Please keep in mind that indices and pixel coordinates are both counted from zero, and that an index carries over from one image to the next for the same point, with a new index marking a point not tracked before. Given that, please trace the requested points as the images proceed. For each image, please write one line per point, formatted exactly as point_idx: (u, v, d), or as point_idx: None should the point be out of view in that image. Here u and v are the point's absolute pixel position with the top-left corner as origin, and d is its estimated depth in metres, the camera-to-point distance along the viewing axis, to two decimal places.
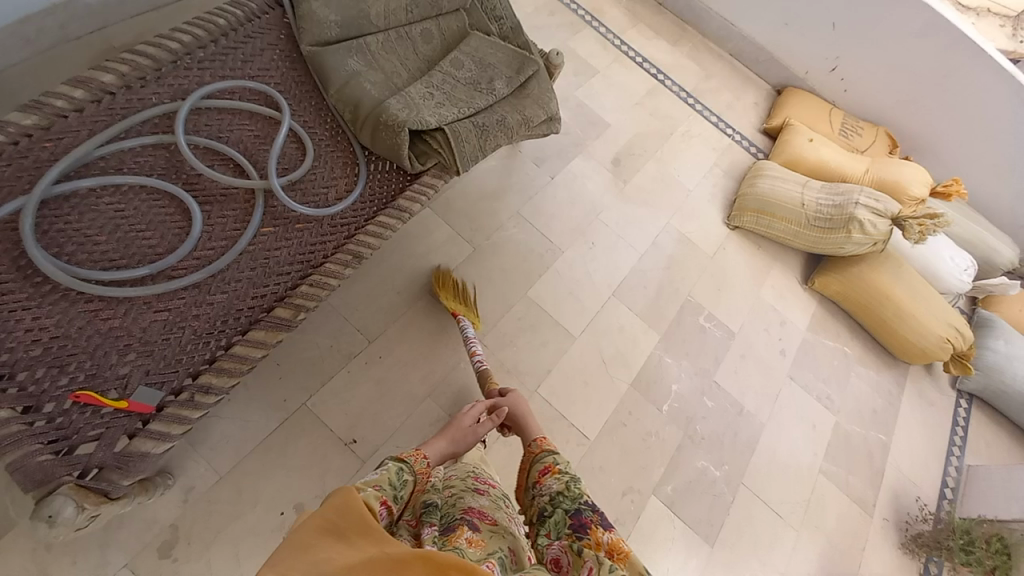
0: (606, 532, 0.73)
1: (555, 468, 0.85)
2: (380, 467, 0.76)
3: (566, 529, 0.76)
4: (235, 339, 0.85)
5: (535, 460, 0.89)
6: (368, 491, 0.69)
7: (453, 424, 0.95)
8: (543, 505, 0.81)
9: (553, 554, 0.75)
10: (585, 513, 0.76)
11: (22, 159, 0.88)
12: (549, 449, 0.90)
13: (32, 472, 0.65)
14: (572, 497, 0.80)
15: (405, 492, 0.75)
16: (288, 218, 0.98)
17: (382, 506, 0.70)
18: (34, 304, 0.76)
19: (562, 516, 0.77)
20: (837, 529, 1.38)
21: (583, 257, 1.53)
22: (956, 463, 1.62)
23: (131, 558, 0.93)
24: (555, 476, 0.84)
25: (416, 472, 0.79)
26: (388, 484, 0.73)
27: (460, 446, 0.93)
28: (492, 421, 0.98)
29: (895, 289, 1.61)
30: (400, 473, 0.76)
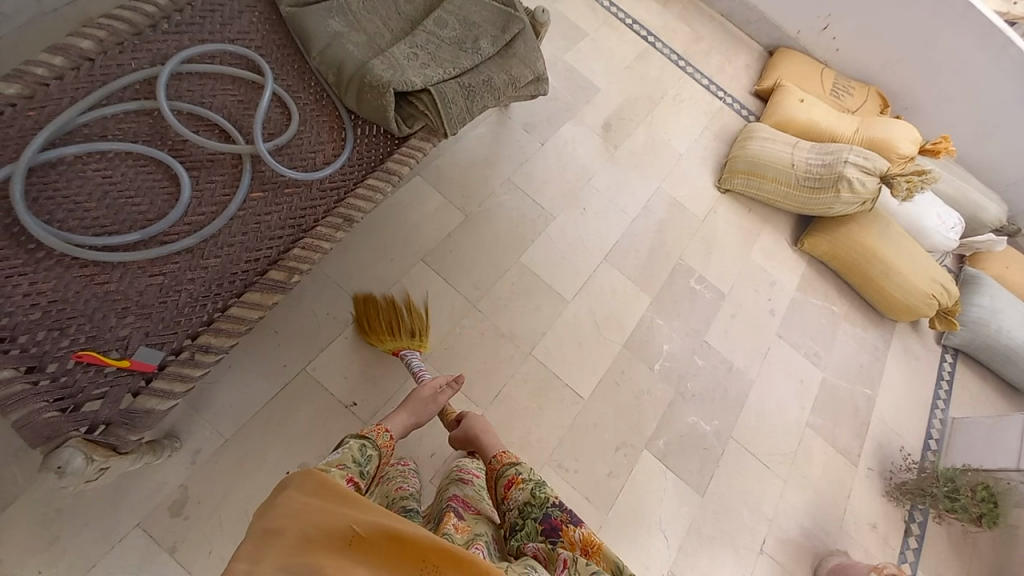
0: (577, 529, 0.77)
1: (519, 479, 0.86)
2: (342, 447, 0.82)
3: (538, 536, 0.79)
4: (231, 302, 0.87)
5: (498, 474, 0.89)
6: (333, 470, 0.75)
7: (413, 397, 1.03)
8: (513, 519, 0.82)
9: (530, 557, 0.76)
10: (555, 515, 0.79)
11: (5, 128, 0.87)
12: (511, 461, 0.89)
13: (40, 428, 0.67)
14: (540, 503, 0.81)
15: (369, 467, 0.82)
16: (277, 183, 0.98)
17: (349, 482, 0.76)
18: (29, 270, 0.77)
19: (533, 524, 0.80)
20: (822, 477, 1.44)
21: (575, 223, 1.53)
22: (939, 415, 1.68)
23: (144, 518, 0.97)
24: (519, 486, 0.85)
25: (379, 447, 0.87)
26: (353, 461, 0.79)
27: (422, 416, 1.01)
28: (451, 389, 1.06)
29: (882, 247, 1.63)
30: (363, 450, 0.83)
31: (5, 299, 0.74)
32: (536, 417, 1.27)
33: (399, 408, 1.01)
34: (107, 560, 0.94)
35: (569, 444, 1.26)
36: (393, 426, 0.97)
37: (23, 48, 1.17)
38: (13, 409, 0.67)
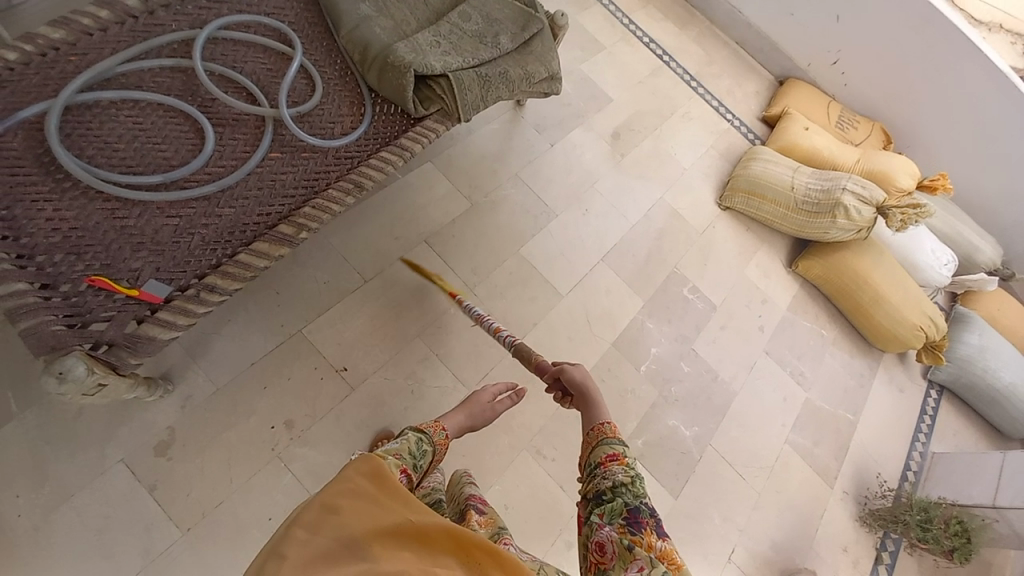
0: (661, 539, 0.69)
1: (624, 458, 0.78)
2: (400, 437, 0.82)
3: (619, 519, 0.72)
4: (239, 250, 0.91)
5: (602, 442, 0.81)
6: (390, 458, 0.74)
7: (472, 400, 1.02)
8: (603, 488, 0.76)
9: (600, 537, 0.72)
10: (644, 513, 0.72)
11: (49, 69, 0.94)
12: (619, 438, 0.81)
13: (46, 339, 0.72)
14: (635, 492, 0.74)
15: (422, 462, 0.81)
16: (295, 146, 1.03)
17: (402, 472, 0.74)
18: (55, 198, 0.83)
19: (620, 506, 0.73)
20: (797, 494, 1.44)
21: (576, 222, 1.58)
22: (921, 448, 1.68)
23: (129, 454, 1.00)
24: (621, 465, 0.77)
25: (434, 444, 0.85)
26: (408, 453, 0.78)
27: (477, 420, 1.00)
28: (510, 400, 1.05)
29: (875, 275, 1.67)
30: (419, 444, 0.81)
31: (32, 223, 0.80)
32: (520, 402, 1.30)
33: (457, 409, 1.00)
34: (89, 490, 0.96)
35: (550, 432, 1.29)
36: (449, 424, 0.95)
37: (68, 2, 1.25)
38: (25, 318, 0.72)
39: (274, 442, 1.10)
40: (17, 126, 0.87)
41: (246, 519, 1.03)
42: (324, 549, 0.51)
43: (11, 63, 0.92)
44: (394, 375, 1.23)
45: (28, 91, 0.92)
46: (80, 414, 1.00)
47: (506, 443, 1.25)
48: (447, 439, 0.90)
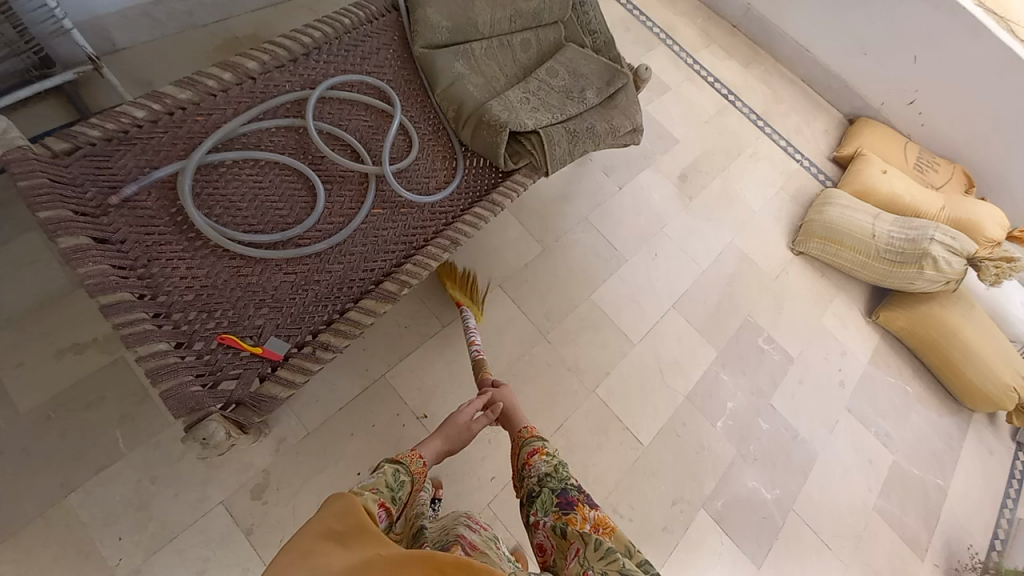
0: (591, 508, 0.72)
1: (543, 450, 0.84)
2: (376, 471, 0.75)
3: (552, 508, 0.75)
4: (348, 306, 0.94)
5: (523, 445, 0.87)
6: (366, 493, 0.68)
7: (448, 422, 0.93)
8: (531, 486, 0.80)
9: (540, 538, 0.76)
10: (572, 492, 0.75)
11: (176, 129, 1.00)
12: (536, 435, 0.87)
13: (185, 400, 0.74)
14: (560, 477, 0.78)
15: (403, 494, 0.74)
16: (395, 202, 1.07)
17: (381, 508, 0.68)
18: (188, 256, 0.88)
19: (548, 496, 0.76)
20: (887, 568, 1.34)
21: (646, 266, 1.57)
22: (1010, 515, 1.55)
23: (227, 497, 1.04)
24: (543, 458, 0.83)
25: (413, 473, 0.78)
26: (384, 485, 0.72)
27: (455, 442, 0.92)
28: (487, 416, 0.96)
29: (967, 330, 1.57)
30: (397, 475, 0.75)
31: (167, 281, 0.84)
32: (594, 454, 1.27)
33: (432, 433, 0.91)
34: (189, 532, 0.99)
35: (626, 488, 1.25)
36: (427, 451, 0.87)
37: (172, 56, 1.38)
38: (166, 378, 0.75)
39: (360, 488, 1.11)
40: (149, 185, 0.91)
41: None
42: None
43: (138, 120, 0.97)
44: None
45: (159, 150, 0.97)
46: (183, 455, 1.04)
47: None
48: (426, 466, 0.83)
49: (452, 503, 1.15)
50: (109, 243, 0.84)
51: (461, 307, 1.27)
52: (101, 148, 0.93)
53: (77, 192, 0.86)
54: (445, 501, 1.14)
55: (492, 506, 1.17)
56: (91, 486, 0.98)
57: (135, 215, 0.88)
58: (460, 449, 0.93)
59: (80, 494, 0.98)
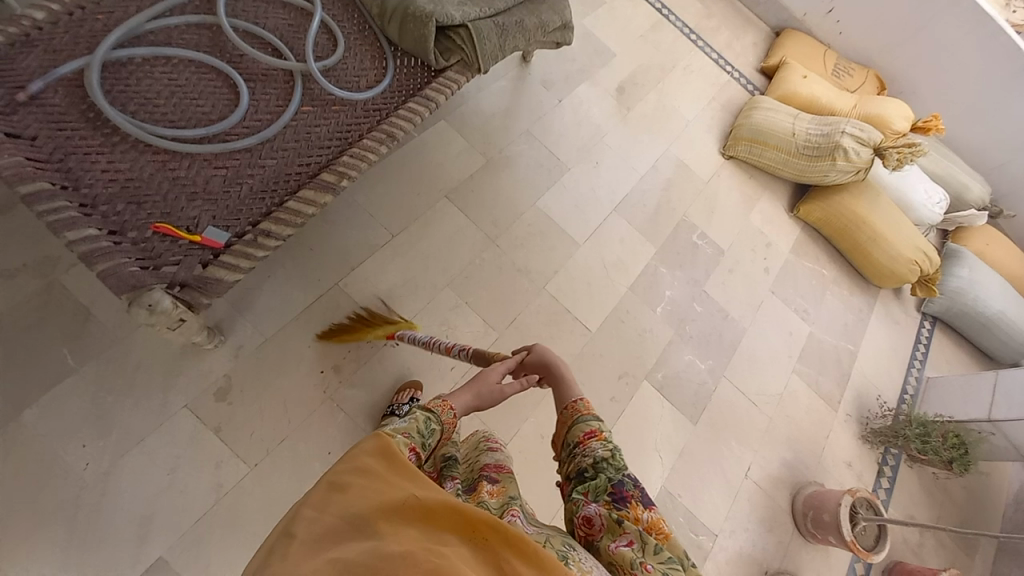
0: (647, 510, 0.71)
1: (601, 433, 0.79)
2: (407, 415, 0.75)
3: (604, 496, 0.73)
4: (286, 199, 0.95)
5: (578, 420, 0.82)
6: (398, 437, 0.68)
7: (480, 378, 0.91)
8: (584, 465, 0.77)
9: (587, 512, 0.73)
10: (628, 486, 0.73)
11: (76, 27, 0.92)
12: (594, 414, 0.83)
13: (125, 278, 0.75)
14: (617, 466, 0.75)
15: (431, 440, 0.75)
16: (325, 100, 1.05)
17: (410, 452, 0.69)
18: (107, 151, 0.85)
19: (604, 482, 0.74)
20: (805, 418, 1.54)
21: (589, 175, 1.63)
22: (916, 373, 1.76)
23: (190, 402, 1.06)
24: (600, 441, 0.78)
25: (443, 423, 0.78)
26: (417, 432, 0.72)
27: (485, 401, 0.89)
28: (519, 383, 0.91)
29: (872, 215, 1.74)
30: (427, 423, 0.75)
31: (88, 174, 0.82)
32: (547, 342, 1.37)
33: (464, 387, 0.89)
34: (155, 436, 1.02)
35: (577, 370, 1.36)
36: (457, 404, 0.85)
37: None
38: (101, 260, 0.75)
39: (325, 387, 1.16)
40: (54, 83, 0.87)
41: (306, 454, 1.10)
42: (330, 526, 0.50)
43: (36, 22, 0.90)
44: (429, 322, 1.29)
45: (59, 49, 0.90)
46: (138, 368, 1.05)
47: None
48: (456, 417, 0.83)
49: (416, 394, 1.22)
50: (19, 138, 0.81)
51: (397, 336, 1.18)
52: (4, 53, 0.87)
53: None
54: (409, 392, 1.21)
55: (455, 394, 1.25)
56: (44, 402, 0.99)
57: (43, 112, 0.84)
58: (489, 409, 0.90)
59: (33, 411, 0.98)
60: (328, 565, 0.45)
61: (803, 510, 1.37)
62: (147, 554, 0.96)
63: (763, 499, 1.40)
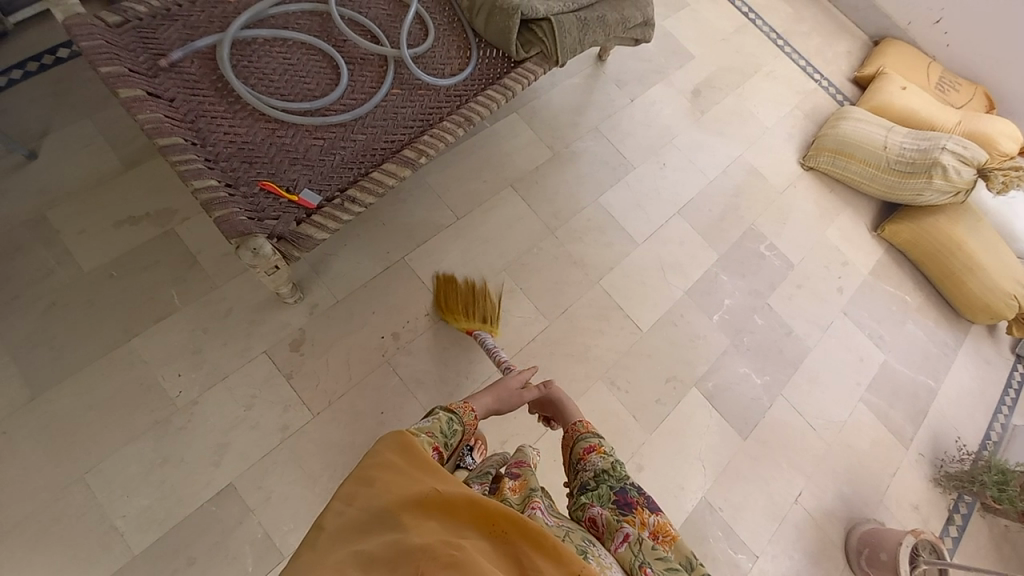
0: (652, 514, 0.71)
1: (600, 447, 0.81)
2: (431, 415, 0.80)
3: (609, 504, 0.73)
4: (370, 171, 1.03)
5: (577, 439, 0.84)
6: (422, 436, 0.73)
7: (500, 383, 0.99)
8: (585, 479, 0.77)
9: (592, 514, 0.73)
10: (631, 493, 0.74)
11: (212, 9, 1.07)
12: (593, 431, 0.84)
13: (236, 225, 0.85)
14: (618, 476, 0.76)
15: (453, 441, 0.79)
16: (413, 84, 1.13)
17: (433, 450, 0.73)
18: (229, 116, 0.98)
19: (606, 491, 0.75)
20: (869, 451, 1.43)
21: (653, 175, 1.61)
22: (1003, 419, 1.57)
23: (269, 348, 1.18)
24: (599, 454, 0.80)
25: (465, 424, 0.82)
26: (439, 432, 0.76)
27: (504, 404, 0.97)
28: (537, 390, 1.01)
29: (970, 241, 1.58)
30: (450, 423, 0.79)
31: (213, 135, 0.95)
32: (596, 336, 1.37)
33: (484, 390, 0.97)
34: (236, 374, 1.15)
35: (624, 366, 1.35)
36: (477, 405, 0.92)
37: None
38: (218, 208, 0.86)
39: (383, 351, 1.24)
40: (192, 55, 1.01)
41: (360, 410, 1.18)
42: (356, 519, 0.56)
43: (180, 1, 1.05)
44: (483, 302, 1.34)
45: (198, 27, 1.04)
46: (229, 312, 1.19)
47: (584, 372, 1.33)
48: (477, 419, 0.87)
49: (464, 369, 1.27)
50: (162, 99, 0.95)
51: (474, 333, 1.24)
52: (146, 22, 1.01)
53: (128, 55, 0.96)
54: (458, 366, 1.27)
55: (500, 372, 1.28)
56: (151, 332, 1.14)
57: (181, 79, 0.98)
58: (506, 412, 0.98)
59: (142, 338, 1.13)
60: (355, 556, 0.51)
61: (857, 547, 1.27)
62: (221, 477, 1.07)
63: (811, 528, 1.31)
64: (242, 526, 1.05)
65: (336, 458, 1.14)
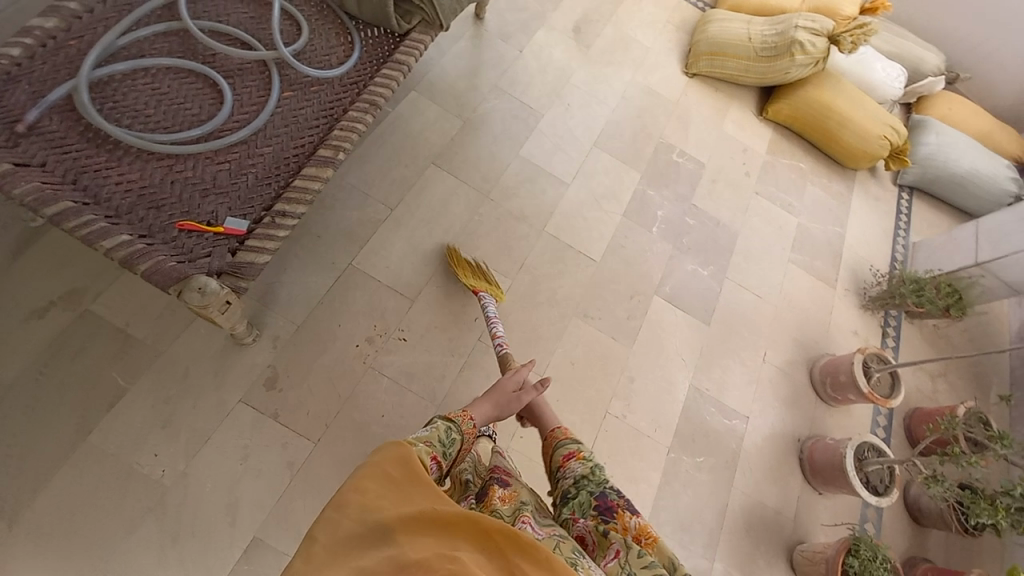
0: (633, 517, 0.75)
1: (580, 454, 0.84)
2: (429, 425, 0.80)
3: (590, 511, 0.78)
4: (290, 180, 0.99)
5: (557, 446, 0.88)
6: (420, 446, 0.74)
7: (496, 389, 0.97)
8: (566, 487, 0.81)
9: (578, 530, 0.78)
10: (610, 497, 0.78)
11: (53, 57, 0.95)
12: (572, 437, 0.88)
13: (168, 273, 0.79)
14: (597, 480, 0.80)
15: (453, 449, 0.80)
16: (303, 82, 1.09)
17: (433, 460, 0.74)
18: (115, 165, 0.89)
19: (587, 498, 0.79)
20: (808, 301, 1.64)
21: (562, 116, 1.67)
22: (902, 241, 1.86)
23: (244, 394, 1.13)
24: (579, 461, 0.84)
25: (464, 433, 0.83)
26: (438, 441, 0.77)
27: (505, 409, 0.95)
28: (536, 390, 0.98)
29: (837, 101, 1.81)
30: (448, 432, 0.80)
31: (105, 189, 0.87)
32: (558, 279, 1.44)
33: (482, 397, 0.95)
34: (219, 431, 1.09)
35: (590, 297, 1.44)
36: (477, 413, 0.91)
37: None
38: (141, 260, 0.79)
39: (363, 357, 1.22)
40: (48, 110, 0.90)
41: (361, 420, 1.17)
42: (352, 532, 0.58)
43: (16, 58, 0.92)
44: (445, 281, 1.35)
45: (43, 80, 0.92)
46: (187, 373, 1.12)
47: (558, 314, 1.40)
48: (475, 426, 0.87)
49: (448, 347, 1.29)
50: (29, 166, 0.84)
51: (480, 293, 1.29)
52: None
53: None
54: (442, 347, 1.28)
55: (483, 339, 1.31)
56: (107, 421, 1.05)
57: (45, 139, 0.87)
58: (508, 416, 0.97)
59: (99, 431, 1.04)
60: (353, 571, 0.54)
61: (822, 379, 1.49)
62: (242, 536, 1.03)
63: (782, 379, 1.51)
64: (282, 572, 1.02)
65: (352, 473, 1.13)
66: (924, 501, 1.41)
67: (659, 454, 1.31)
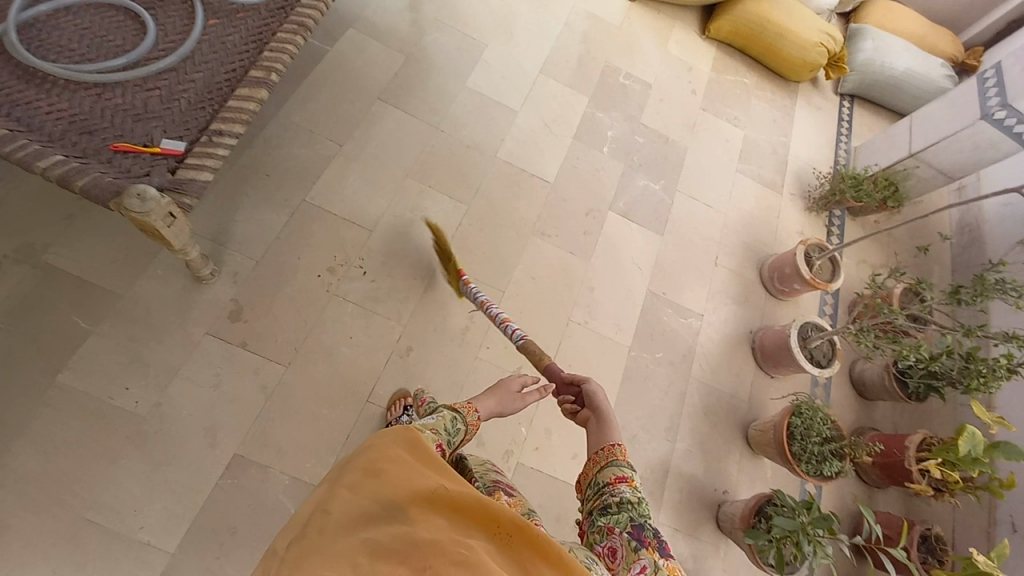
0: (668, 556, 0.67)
1: (632, 479, 0.74)
2: (434, 414, 0.78)
3: (625, 530, 0.69)
4: (224, 104, 0.99)
5: (610, 461, 0.77)
6: (427, 431, 0.71)
7: (500, 385, 0.94)
8: (607, 501, 0.72)
9: (611, 542, 0.69)
10: (650, 529, 0.69)
11: None
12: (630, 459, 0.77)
13: (106, 187, 0.80)
14: (644, 510, 0.71)
15: (456, 440, 0.77)
16: (228, 10, 1.07)
17: (439, 447, 0.71)
18: (43, 96, 0.89)
19: (626, 519, 0.69)
20: (756, 206, 1.72)
21: (506, 45, 1.67)
22: (845, 147, 1.93)
23: (210, 328, 1.15)
24: (629, 486, 0.74)
25: (469, 424, 0.80)
26: (444, 429, 0.74)
27: (507, 408, 0.92)
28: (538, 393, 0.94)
29: (774, 13, 1.84)
30: (453, 422, 0.77)
31: (36, 118, 0.87)
32: (513, 202, 1.47)
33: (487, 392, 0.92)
34: (189, 364, 1.12)
35: (547, 217, 1.48)
36: (482, 408, 0.88)
37: None
38: (79, 176, 0.80)
39: (325, 287, 1.25)
40: None
41: (329, 345, 1.21)
42: (361, 512, 0.52)
43: None
44: (401, 211, 1.37)
45: None
46: (151, 313, 1.14)
47: (515, 235, 1.44)
48: (480, 421, 0.84)
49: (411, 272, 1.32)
50: None
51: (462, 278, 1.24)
52: None
53: None
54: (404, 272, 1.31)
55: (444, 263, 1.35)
56: (76, 362, 1.07)
57: None
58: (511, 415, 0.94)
59: (69, 372, 1.06)
60: (362, 547, 0.48)
61: (770, 275, 1.57)
62: (223, 454, 1.08)
63: (735, 280, 1.59)
64: (267, 483, 1.08)
65: (326, 393, 1.17)
66: (868, 375, 1.48)
67: (621, 355, 1.39)
